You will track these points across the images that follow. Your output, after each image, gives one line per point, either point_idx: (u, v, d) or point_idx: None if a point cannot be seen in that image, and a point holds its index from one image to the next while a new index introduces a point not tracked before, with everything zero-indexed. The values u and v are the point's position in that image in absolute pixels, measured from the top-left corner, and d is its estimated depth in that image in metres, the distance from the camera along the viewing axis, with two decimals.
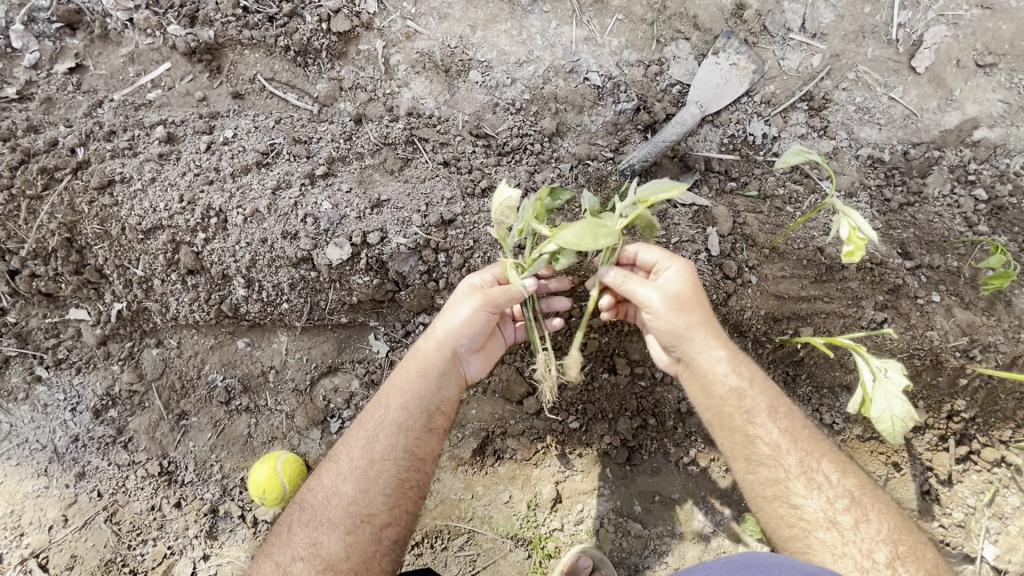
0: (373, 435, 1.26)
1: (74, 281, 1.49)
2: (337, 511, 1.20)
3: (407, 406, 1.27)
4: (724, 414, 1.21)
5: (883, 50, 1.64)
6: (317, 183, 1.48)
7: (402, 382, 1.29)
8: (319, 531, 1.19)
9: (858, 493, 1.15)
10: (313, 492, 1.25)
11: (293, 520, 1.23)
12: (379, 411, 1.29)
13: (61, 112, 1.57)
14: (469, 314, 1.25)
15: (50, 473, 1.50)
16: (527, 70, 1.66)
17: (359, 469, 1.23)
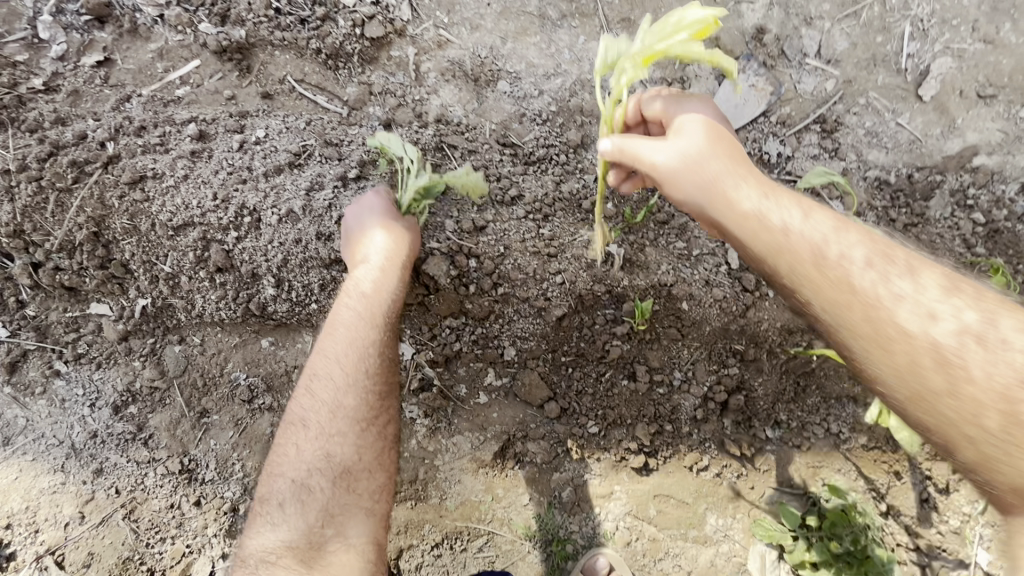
0: (351, 343, 1.26)
1: (99, 275, 1.48)
2: (339, 422, 1.20)
3: (379, 310, 1.29)
4: (805, 281, 1.00)
5: (893, 78, 1.72)
6: (350, 185, 1.50)
7: (365, 291, 1.30)
8: (326, 443, 1.18)
9: (1006, 393, 0.82)
10: (302, 412, 1.22)
11: (297, 439, 1.20)
12: (354, 321, 1.28)
13: (88, 105, 1.55)
14: (401, 228, 1.35)
15: (67, 469, 1.48)
16: (554, 82, 1.70)
17: (344, 383, 1.23)
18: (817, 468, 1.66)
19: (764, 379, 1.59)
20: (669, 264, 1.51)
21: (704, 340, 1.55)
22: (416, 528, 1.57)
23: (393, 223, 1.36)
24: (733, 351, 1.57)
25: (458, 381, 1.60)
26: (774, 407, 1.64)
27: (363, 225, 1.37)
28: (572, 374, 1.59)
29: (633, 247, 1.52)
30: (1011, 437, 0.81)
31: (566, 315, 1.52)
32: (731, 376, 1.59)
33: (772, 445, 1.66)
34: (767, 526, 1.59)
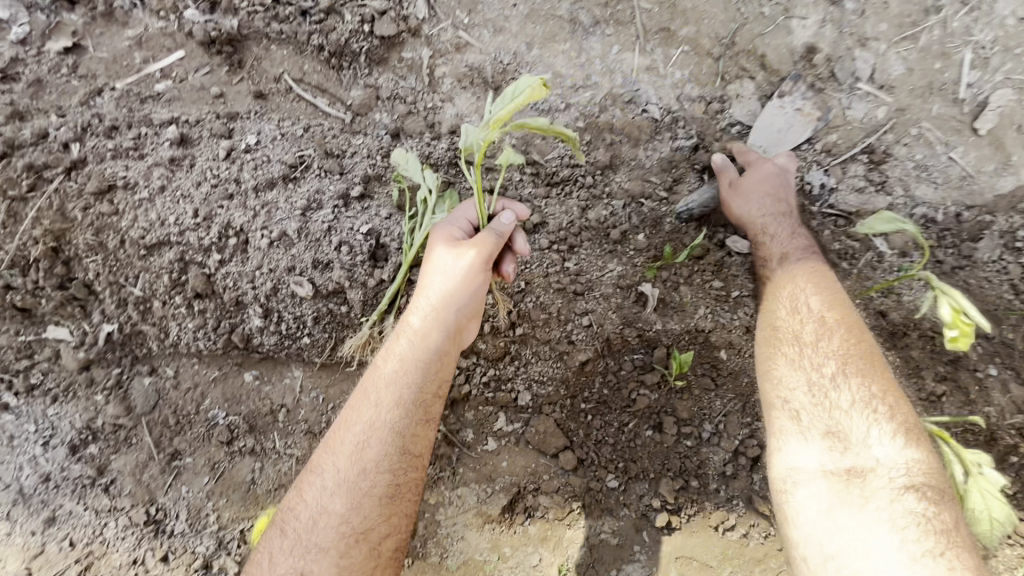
0: (360, 427, 1.10)
1: (58, 297, 1.28)
2: (326, 530, 1.05)
3: (395, 394, 1.12)
4: (783, 330, 1.23)
5: (949, 108, 1.58)
6: (352, 205, 1.31)
7: (391, 369, 1.14)
8: (308, 557, 1.03)
9: (880, 398, 1.10)
10: (296, 511, 1.09)
11: (274, 545, 1.07)
12: (366, 403, 1.12)
13: (52, 97, 1.37)
14: (462, 280, 1.13)
15: (13, 518, 1.31)
16: (582, 95, 1.54)
17: (343, 479, 1.08)
18: None
19: None
20: (707, 308, 1.39)
21: (739, 391, 1.41)
22: None
23: (433, 270, 1.15)
24: None
25: (465, 426, 1.44)
26: None
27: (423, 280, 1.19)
28: (591, 422, 1.44)
29: (667, 286, 1.40)
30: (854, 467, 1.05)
31: (590, 360, 1.39)
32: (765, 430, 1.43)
33: None
34: None
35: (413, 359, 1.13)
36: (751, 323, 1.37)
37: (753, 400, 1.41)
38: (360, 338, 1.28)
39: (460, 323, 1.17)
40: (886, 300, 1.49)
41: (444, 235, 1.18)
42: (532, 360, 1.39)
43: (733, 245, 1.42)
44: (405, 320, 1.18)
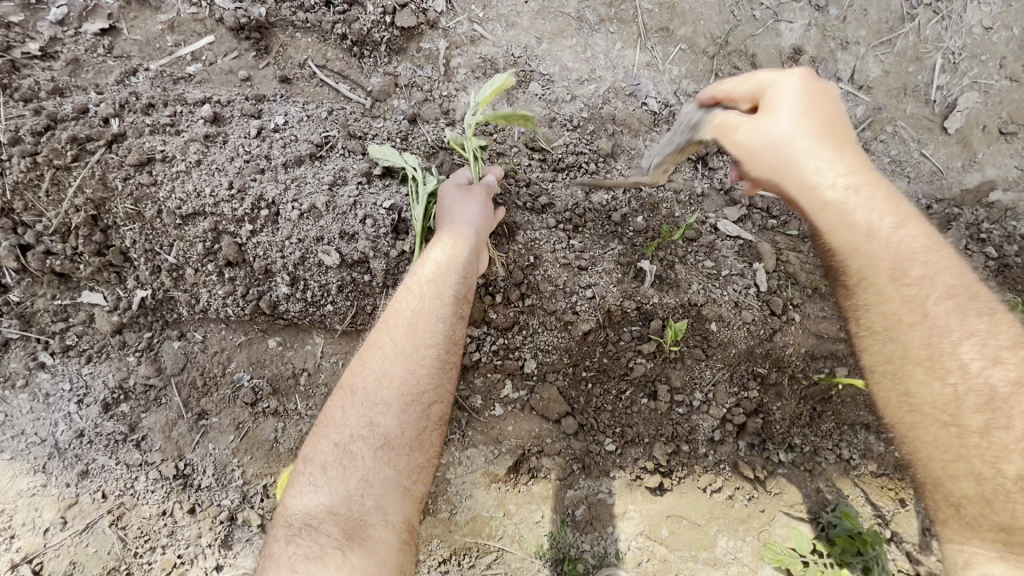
0: (410, 308, 1.20)
1: (95, 263, 1.37)
2: (389, 392, 1.13)
3: (434, 283, 1.21)
4: (871, 286, 1.03)
5: (921, 108, 1.73)
6: (374, 182, 1.42)
7: (435, 264, 1.23)
8: (374, 412, 1.12)
9: (987, 359, 0.95)
10: (357, 377, 1.16)
11: (341, 405, 1.14)
12: (413, 293, 1.21)
13: (89, 76, 1.43)
14: (481, 213, 1.29)
15: (48, 470, 1.38)
16: (587, 87, 1.65)
17: (394, 350, 1.16)
18: (826, 492, 1.63)
19: (782, 404, 1.58)
20: (700, 284, 1.50)
21: (728, 362, 1.53)
22: (423, 544, 1.50)
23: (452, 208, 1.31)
24: (754, 373, 1.56)
25: (474, 392, 1.55)
26: (789, 431, 1.63)
27: (445, 213, 1.32)
28: (592, 390, 1.55)
29: (664, 264, 1.51)
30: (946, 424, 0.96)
31: (592, 331, 1.48)
32: (750, 399, 1.58)
33: (784, 468, 1.64)
34: (777, 550, 1.55)
35: (449, 257, 1.23)
36: (740, 298, 1.50)
37: (740, 370, 1.54)
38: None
39: (486, 236, 1.29)
40: None
41: (454, 185, 1.35)
42: (538, 331, 1.48)
43: (724, 229, 1.59)
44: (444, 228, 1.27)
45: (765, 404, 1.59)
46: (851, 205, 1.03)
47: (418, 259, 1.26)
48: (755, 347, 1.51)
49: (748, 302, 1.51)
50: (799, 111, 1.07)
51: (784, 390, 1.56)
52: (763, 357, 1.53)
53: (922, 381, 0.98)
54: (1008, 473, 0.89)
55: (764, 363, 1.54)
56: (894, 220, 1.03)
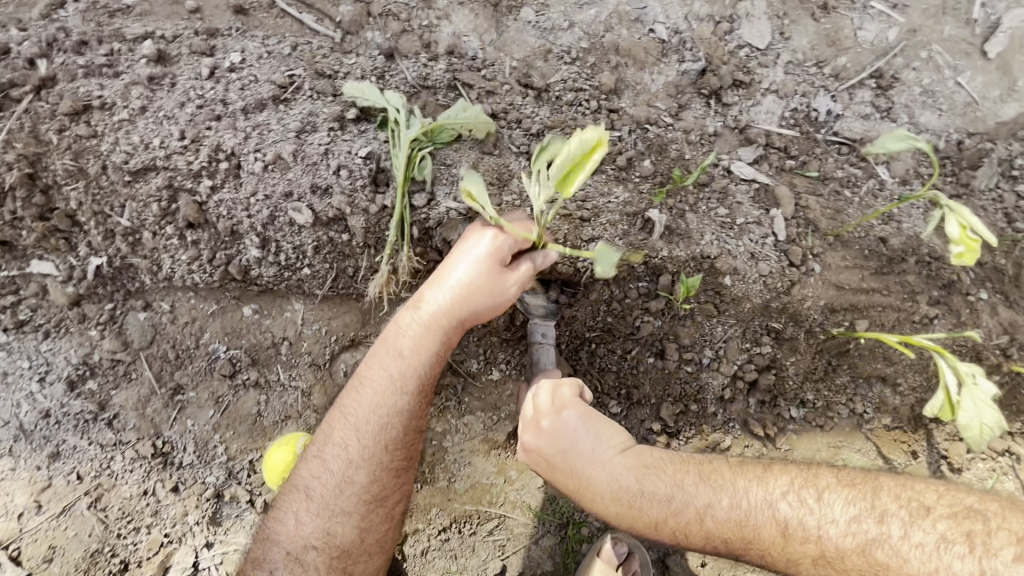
0: (380, 408, 1.13)
1: (39, 228, 1.22)
2: (348, 499, 1.13)
3: (409, 383, 1.14)
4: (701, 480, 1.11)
5: (960, 29, 1.56)
6: (348, 128, 1.25)
7: (409, 354, 1.13)
8: (331, 521, 1.11)
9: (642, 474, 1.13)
10: (317, 478, 1.14)
11: (298, 508, 1.13)
12: (385, 389, 1.13)
13: (9, 10, 1.24)
14: (502, 290, 1.12)
15: (16, 453, 1.29)
16: (587, 13, 1.47)
17: (361, 454, 1.13)
18: (838, 448, 1.59)
19: (796, 359, 1.49)
20: (712, 234, 1.38)
21: (738, 318, 1.43)
22: (421, 513, 1.45)
23: (472, 282, 1.11)
24: (769, 329, 1.45)
25: (469, 357, 1.45)
26: (801, 387, 1.54)
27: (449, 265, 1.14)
28: (596, 351, 1.47)
29: (674, 214, 1.39)
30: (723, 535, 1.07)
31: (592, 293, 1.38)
32: (763, 355, 1.48)
33: (795, 424, 1.58)
34: None
35: (424, 346, 1.14)
36: (755, 249, 1.39)
37: (753, 325, 1.44)
38: (382, 277, 1.25)
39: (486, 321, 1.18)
40: (888, 227, 1.45)
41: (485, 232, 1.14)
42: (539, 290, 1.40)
43: (738, 171, 1.47)
44: (421, 304, 1.14)
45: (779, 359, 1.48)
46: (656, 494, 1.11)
47: (397, 330, 1.15)
48: (771, 301, 1.40)
49: (763, 252, 1.40)
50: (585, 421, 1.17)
51: (800, 345, 1.46)
52: (779, 311, 1.42)
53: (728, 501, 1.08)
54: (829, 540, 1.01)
55: (779, 317, 1.44)
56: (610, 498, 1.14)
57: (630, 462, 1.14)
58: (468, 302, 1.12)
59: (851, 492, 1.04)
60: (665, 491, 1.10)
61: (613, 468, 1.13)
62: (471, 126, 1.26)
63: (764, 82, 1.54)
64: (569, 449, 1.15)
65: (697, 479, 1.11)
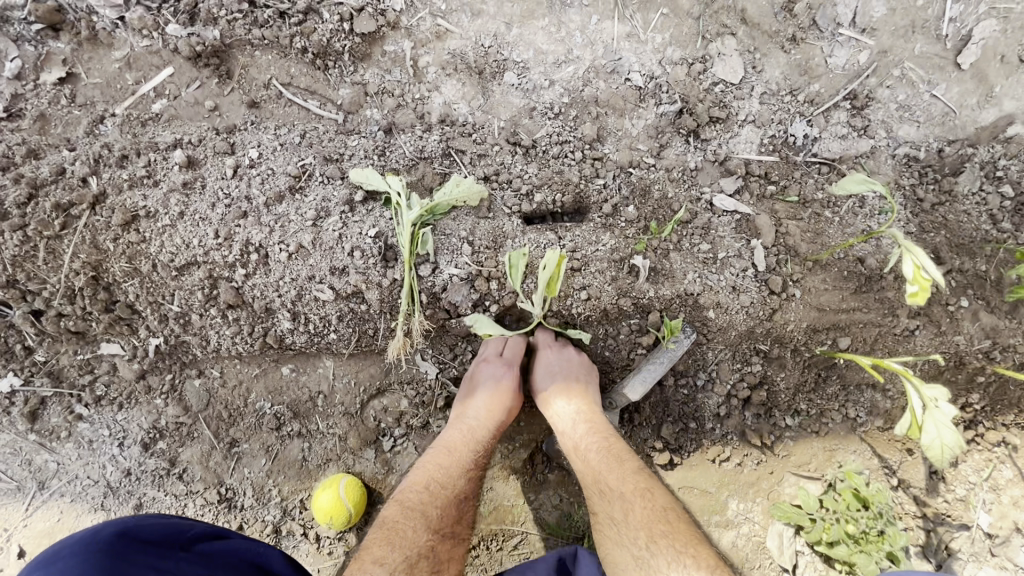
0: (464, 460, 1.38)
1: (106, 319, 1.43)
2: (446, 522, 1.29)
3: (479, 441, 1.40)
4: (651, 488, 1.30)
5: (931, 46, 1.59)
6: (357, 209, 1.41)
7: (479, 413, 1.42)
8: (432, 537, 1.26)
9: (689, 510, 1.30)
10: (423, 501, 1.30)
11: (410, 526, 1.25)
12: (468, 441, 1.40)
13: (59, 131, 1.42)
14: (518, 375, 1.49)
15: (107, 507, 1.51)
16: (566, 70, 1.57)
17: (455, 490, 1.34)
18: (834, 451, 1.71)
19: (786, 374, 1.60)
20: (695, 272, 1.49)
21: (727, 343, 1.56)
22: None
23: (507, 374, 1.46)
24: (756, 349, 1.58)
25: None
26: (794, 398, 1.66)
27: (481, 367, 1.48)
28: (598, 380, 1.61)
29: (658, 254, 1.51)
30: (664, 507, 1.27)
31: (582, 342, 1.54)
32: (754, 373, 1.60)
33: (791, 431, 1.71)
34: (786, 507, 1.65)
35: (497, 410, 1.43)
36: (737, 282, 1.50)
37: (741, 349, 1.56)
38: (397, 343, 1.40)
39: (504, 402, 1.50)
40: (867, 247, 1.53)
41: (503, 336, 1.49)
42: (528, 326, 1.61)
43: (720, 204, 1.57)
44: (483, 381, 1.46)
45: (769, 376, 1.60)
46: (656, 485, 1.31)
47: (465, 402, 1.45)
48: (756, 327, 1.52)
49: (744, 284, 1.50)
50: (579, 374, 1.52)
51: (787, 361, 1.57)
52: (765, 334, 1.54)
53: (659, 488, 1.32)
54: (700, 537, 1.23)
55: (766, 340, 1.56)
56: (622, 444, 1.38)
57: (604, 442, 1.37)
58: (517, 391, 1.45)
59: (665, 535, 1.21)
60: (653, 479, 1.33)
61: (590, 423, 1.40)
62: (464, 198, 1.41)
63: (741, 114, 1.61)
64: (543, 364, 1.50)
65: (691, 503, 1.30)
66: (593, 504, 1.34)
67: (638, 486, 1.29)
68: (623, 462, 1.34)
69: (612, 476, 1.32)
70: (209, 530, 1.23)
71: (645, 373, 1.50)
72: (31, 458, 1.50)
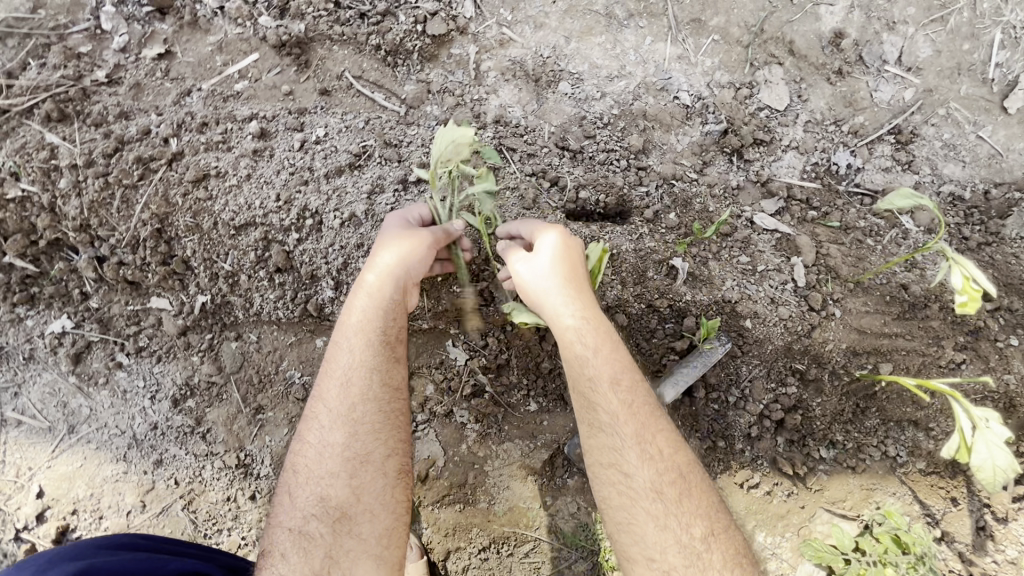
0: (351, 386, 1.20)
1: (161, 271, 1.50)
2: (334, 461, 1.16)
3: (372, 345, 1.22)
4: (652, 455, 1.16)
5: (977, 88, 1.63)
6: (410, 188, 1.48)
7: (357, 322, 1.23)
8: (325, 485, 1.15)
9: (686, 509, 1.13)
10: (306, 456, 1.18)
11: (294, 484, 1.17)
12: (356, 354, 1.22)
13: (151, 98, 1.55)
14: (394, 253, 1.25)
15: (128, 459, 1.53)
16: (617, 84, 1.65)
17: (344, 418, 1.18)
18: (871, 491, 1.61)
19: (823, 400, 1.56)
20: (734, 280, 1.51)
21: (764, 357, 1.54)
22: (463, 532, 1.57)
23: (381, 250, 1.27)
24: (792, 369, 1.54)
25: (510, 388, 1.60)
26: (830, 427, 1.60)
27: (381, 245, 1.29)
28: None
29: (697, 261, 1.53)
30: (654, 491, 1.14)
31: None
32: (789, 396, 1.56)
33: (825, 464, 1.64)
34: (817, 546, 1.53)
35: (376, 305, 1.24)
36: (776, 294, 1.50)
37: (777, 367, 1.54)
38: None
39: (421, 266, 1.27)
40: (910, 274, 1.51)
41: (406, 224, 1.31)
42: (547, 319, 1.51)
43: (760, 223, 1.59)
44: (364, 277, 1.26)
45: (804, 400, 1.56)
46: (650, 455, 1.16)
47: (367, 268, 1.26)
48: (793, 343, 1.50)
49: (783, 297, 1.51)
50: (554, 262, 1.25)
51: (825, 386, 1.53)
52: (802, 352, 1.51)
53: (642, 462, 1.15)
54: (692, 530, 1.12)
55: (803, 359, 1.53)
56: (620, 411, 1.17)
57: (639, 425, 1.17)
58: (415, 264, 1.26)
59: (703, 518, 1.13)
60: (640, 447, 1.16)
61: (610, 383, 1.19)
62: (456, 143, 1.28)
63: (785, 139, 1.66)
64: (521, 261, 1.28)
65: (664, 479, 1.15)
66: (595, 481, 1.19)
67: (647, 459, 1.16)
68: (649, 440, 1.17)
69: (643, 466, 1.15)
70: (184, 568, 1.18)
71: (679, 375, 1.52)
72: (67, 401, 1.54)
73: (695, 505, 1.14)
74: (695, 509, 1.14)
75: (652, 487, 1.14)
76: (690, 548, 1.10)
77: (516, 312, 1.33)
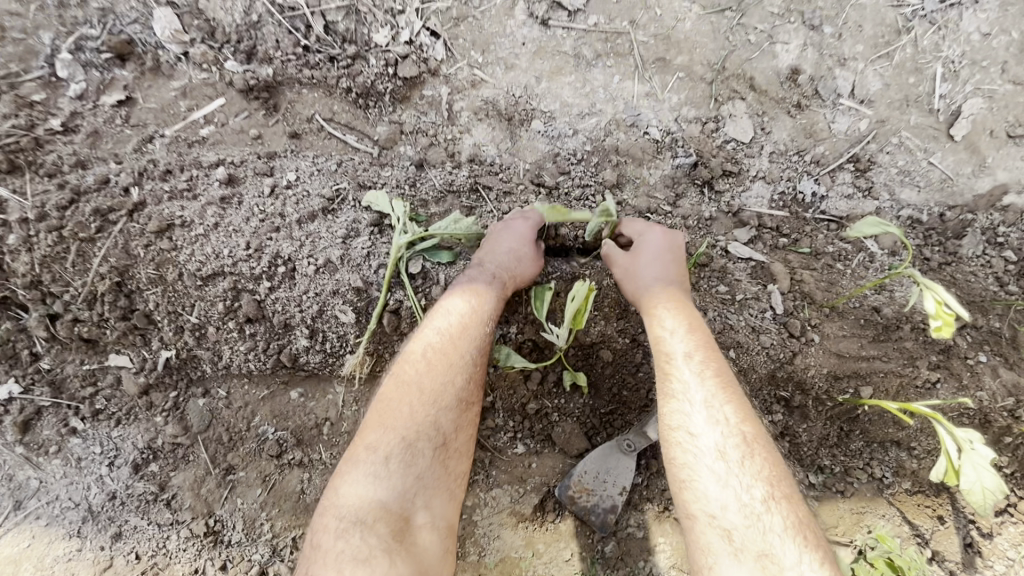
0: (447, 376, 1.26)
1: (121, 327, 1.41)
2: (423, 443, 1.21)
3: (469, 345, 1.30)
4: (746, 429, 1.19)
5: (925, 118, 1.72)
6: (386, 231, 1.45)
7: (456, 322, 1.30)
8: (407, 464, 1.18)
9: (770, 487, 1.13)
10: (390, 429, 1.21)
11: (374, 456, 1.18)
12: (451, 349, 1.29)
13: (109, 146, 1.49)
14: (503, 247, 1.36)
15: (83, 534, 1.40)
16: (589, 121, 1.68)
17: (435, 407, 1.23)
18: (862, 514, 1.62)
19: (809, 426, 1.59)
20: (715, 311, 1.54)
21: (748, 386, 1.57)
22: None
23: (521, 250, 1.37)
24: (777, 397, 1.58)
25: (497, 431, 1.55)
26: (817, 452, 1.63)
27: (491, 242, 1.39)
28: (613, 424, 1.56)
29: None
30: (734, 457, 1.16)
31: (589, 389, 1.52)
32: (775, 423, 1.60)
33: (815, 491, 1.63)
34: None
35: (480, 311, 1.32)
36: (756, 323, 1.53)
37: (762, 395, 1.57)
38: (356, 359, 1.42)
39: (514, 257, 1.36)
40: (881, 297, 1.55)
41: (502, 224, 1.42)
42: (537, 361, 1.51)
43: (735, 251, 1.61)
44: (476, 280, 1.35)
45: (791, 426, 1.59)
46: (737, 431, 1.19)
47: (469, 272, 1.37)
48: (776, 371, 1.53)
49: (763, 326, 1.54)
50: (662, 259, 1.38)
51: (810, 412, 1.56)
52: (785, 380, 1.55)
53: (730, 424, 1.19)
54: (768, 511, 1.11)
55: (787, 386, 1.56)
56: (710, 384, 1.23)
57: (722, 394, 1.22)
58: (533, 262, 1.37)
59: (786, 504, 1.12)
60: (727, 420, 1.19)
61: (694, 359, 1.26)
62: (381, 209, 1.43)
63: (752, 170, 1.71)
64: (643, 285, 1.36)
65: (747, 458, 1.16)
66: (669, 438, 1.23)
67: (736, 427, 1.19)
68: (735, 411, 1.21)
69: (732, 426, 1.19)
70: None
71: None
72: (14, 474, 1.42)
73: (781, 494, 1.13)
74: (780, 494, 1.13)
75: (731, 456, 1.16)
76: (760, 523, 1.09)
77: (510, 358, 1.38)
